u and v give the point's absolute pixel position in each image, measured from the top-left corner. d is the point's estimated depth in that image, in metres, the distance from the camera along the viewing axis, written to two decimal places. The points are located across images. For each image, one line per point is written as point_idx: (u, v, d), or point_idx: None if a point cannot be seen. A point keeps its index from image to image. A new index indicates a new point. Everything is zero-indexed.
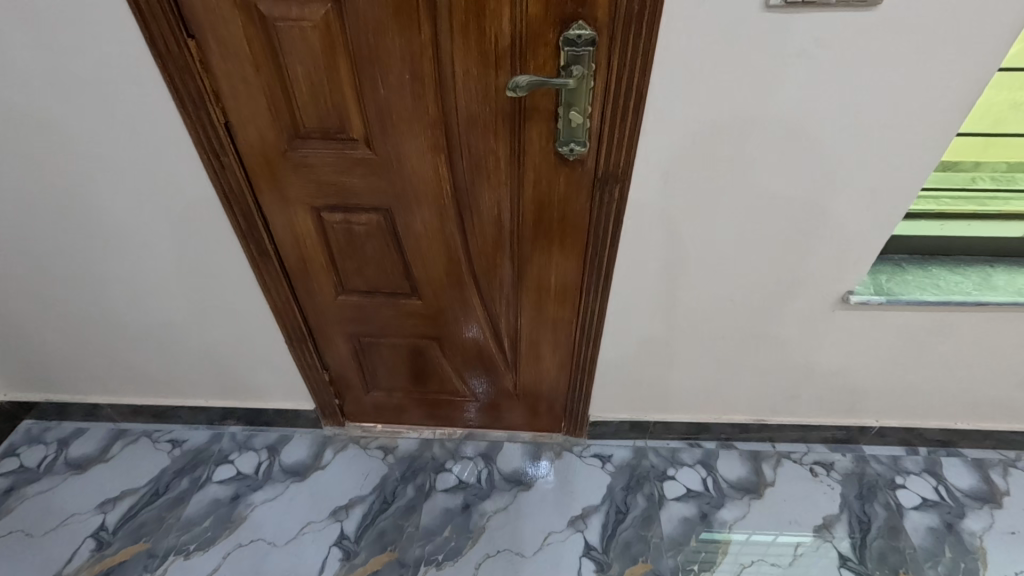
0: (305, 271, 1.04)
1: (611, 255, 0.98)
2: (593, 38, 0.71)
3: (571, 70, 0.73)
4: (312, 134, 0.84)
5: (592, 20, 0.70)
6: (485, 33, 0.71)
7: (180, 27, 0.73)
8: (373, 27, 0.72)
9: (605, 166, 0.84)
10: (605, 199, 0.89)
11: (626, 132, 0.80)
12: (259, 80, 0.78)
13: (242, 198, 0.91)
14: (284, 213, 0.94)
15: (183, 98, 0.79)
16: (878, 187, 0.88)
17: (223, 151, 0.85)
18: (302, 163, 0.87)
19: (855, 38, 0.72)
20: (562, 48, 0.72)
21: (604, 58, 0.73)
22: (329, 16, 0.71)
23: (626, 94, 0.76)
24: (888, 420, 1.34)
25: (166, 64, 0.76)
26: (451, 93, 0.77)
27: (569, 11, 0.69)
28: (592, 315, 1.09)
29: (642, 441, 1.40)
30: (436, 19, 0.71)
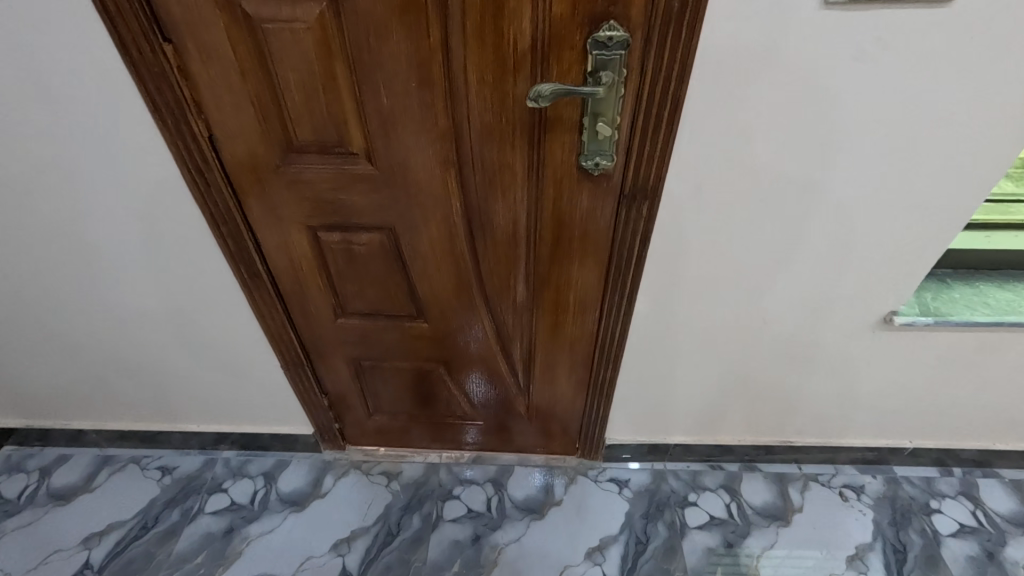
0: (301, 294, 0.96)
1: (636, 275, 0.89)
2: (626, 41, 0.62)
3: (600, 76, 0.64)
4: (306, 150, 0.75)
5: (626, 20, 0.61)
6: (503, 35, 0.63)
7: (154, 30, 0.64)
8: (374, 31, 0.63)
9: (634, 182, 0.76)
10: (631, 217, 0.80)
11: (659, 145, 0.72)
12: (246, 90, 0.69)
13: (230, 219, 0.83)
14: (277, 234, 0.86)
15: (160, 109, 0.71)
16: (933, 202, 0.80)
17: (208, 168, 0.77)
18: (297, 181, 0.78)
19: (923, 39, 0.64)
20: (589, 52, 0.63)
21: (637, 63, 0.65)
22: (324, 18, 0.62)
23: (660, 103, 0.67)
24: (922, 441, 1.27)
25: (140, 72, 0.67)
26: (463, 104, 0.69)
27: (599, 10, 0.60)
28: (612, 337, 1.01)
29: (660, 464, 1.32)
30: (446, 20, 0.62)
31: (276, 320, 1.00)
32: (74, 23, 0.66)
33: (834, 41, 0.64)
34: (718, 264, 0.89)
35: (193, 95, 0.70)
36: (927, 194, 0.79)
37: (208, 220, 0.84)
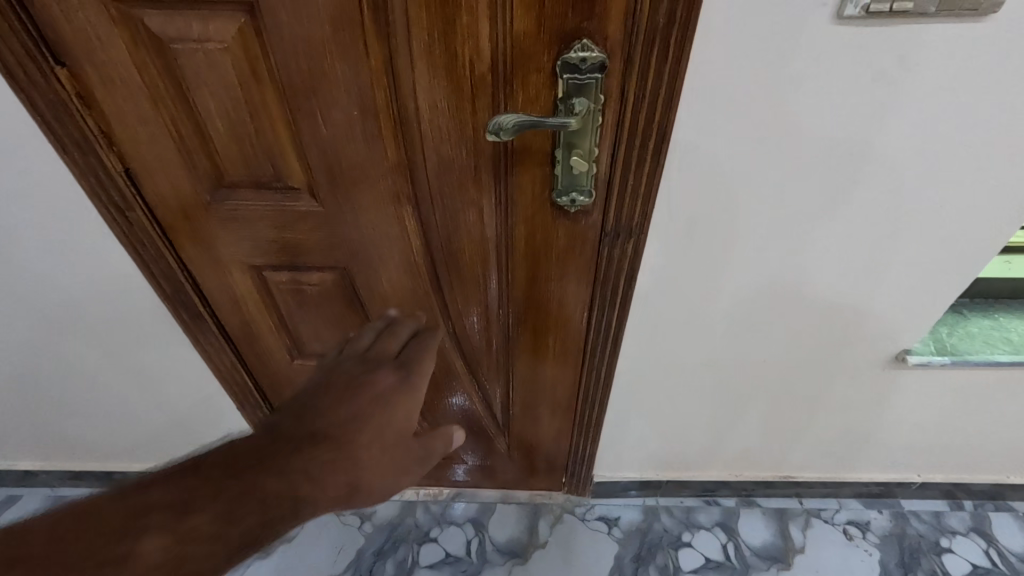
0: (251, 335, 0.86)
1: (621, 315, 0.80)
2: (603, 63, 0.52)
3: (574, 103, 0.54)
4: (239, 182, 0.65)
5: (603, 38, 0.51)
6: (456, 56, 0.53)
7: (44, 53, 0.54)
8: (304, 50, 0.53)
9: (616, 218, 0.66)
10: (615, 254, 0.71)
11: (643, 179, 0.62)
12: (161, 118, 0.59)
13: (162, 258, 0.73)
14: (216, 274, 0.76)
15: (64, 141, 0.61)
16: (950, 236, 0.72)
17: (128, 205, 0.67)
18: (233, 218, 0.68)
19: (951, 60, 0.55)
20: (560, 76, 0.53)
21: (617, 88, 0.55)
22: (242, 36, 0.52)
23: (644, 133, 0.58)
24: (931, 475, 1.19)
25: (33, 100, 0.57)
26: (416, 132, 0.59)
27: (570, 27, 0.51)
28: (598, 376, 0.92)
29: (653, 500, 1.24)
30: (389, 37, 0.52)
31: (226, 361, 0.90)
32: None
33: (847, 60, 0.55)
34: (711, 297, 0.81)
35: (100, 126, 0.59)
36: (944, 227, 0.71)
37: (137, 260, 0.74)
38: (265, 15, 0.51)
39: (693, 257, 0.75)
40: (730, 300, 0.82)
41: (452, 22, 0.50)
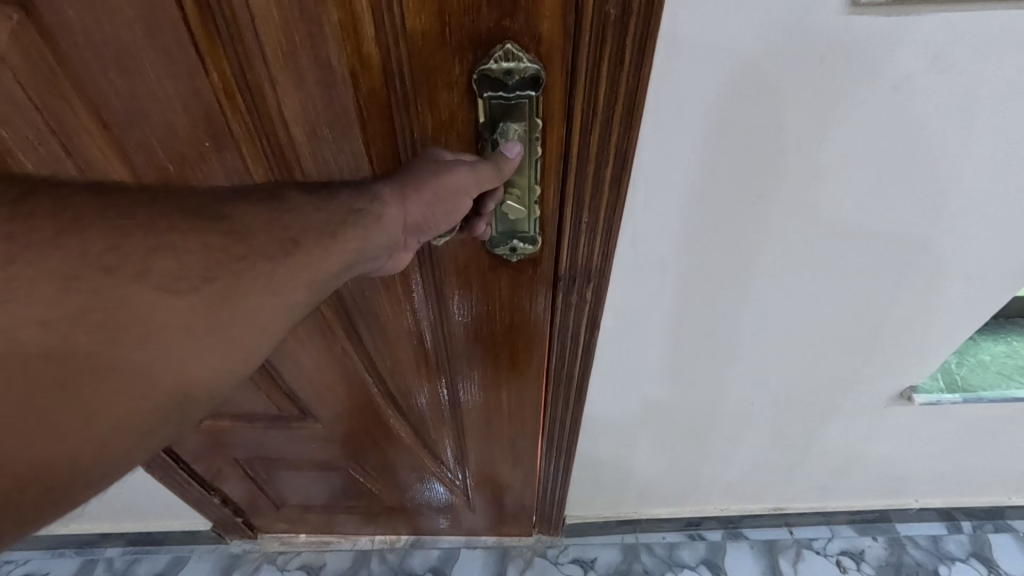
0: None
1: (585, 365, 0.68)
2: (537, 75, 0.38)
3: (500, 131, 0.40)
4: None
5: (534, 42, 0.37)
6: (331, 67, 0.38)
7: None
8: (108, 63, 0.37)
9: (570, 263, 0.53)
10: (572, 301, 0.58)
11: (599, 216, 0.49)
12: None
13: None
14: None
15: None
16: (964, 263, 0.62)
17: None
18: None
19: (995, 62, 0.43)
20: (479, 96, 0.39)
21: (559, 108, 0.41)
22: (18, 46, 0.37)
23: (599, 162, 0.44)
24: (929, 498, 1.11)
25: None
26: (298, 166, 0.45)
27: (487, 28, 0.36)
28: (562, 426, 0.80)
29: (632, 536, 1.12)
30: (236, 45, 0.37)
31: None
32: None
33: (858, 61, 0.43)
34: (687, 330, 0.70)
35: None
36: (956, 254, 0.61)
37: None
38: (44, 19, 0.35)
39: (665, 291, 0.65)
40: (709, 332, 0.71)
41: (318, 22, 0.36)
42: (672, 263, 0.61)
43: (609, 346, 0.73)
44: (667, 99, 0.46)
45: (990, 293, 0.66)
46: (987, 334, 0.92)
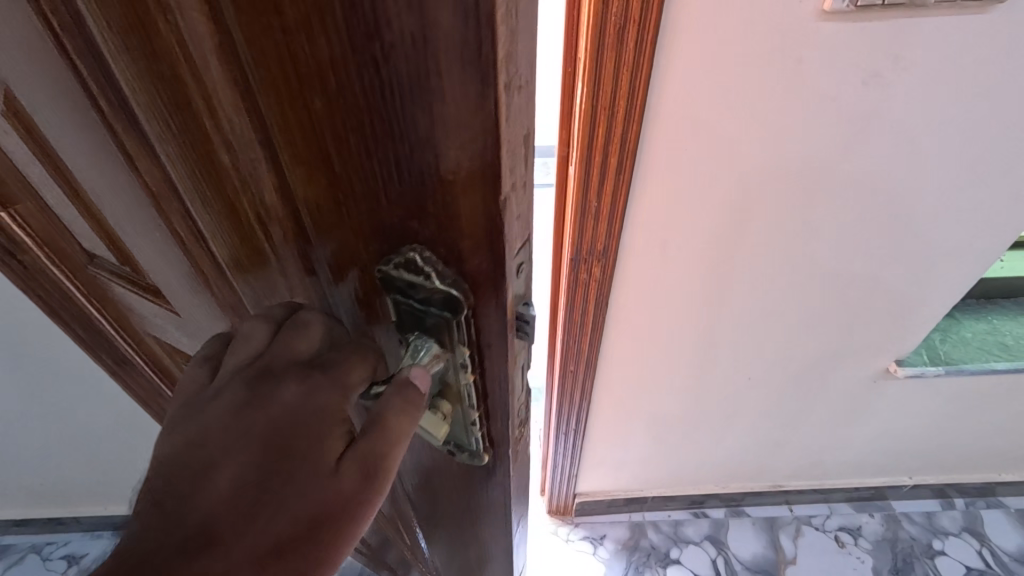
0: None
1: (595, 339, 0.75)
2: (454, 300, 0.24)
3: (412, 345, 0.26)
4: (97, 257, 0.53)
5: (453, 255, 0.23)
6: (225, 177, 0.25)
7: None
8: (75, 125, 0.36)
9: (582, 241, 0.60)
10: (584, 278, 0.65)
11: (607, 199, 0.56)
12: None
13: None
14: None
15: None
16: (934, 240, 0.67)
17: None
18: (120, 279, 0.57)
19: (947, 57, 0.48)
20: (385, 294, 0.25)
21: (503, 336, 0.27)
22: None
23: (604, 152, 0.52)
24: (921, 475, 1.17)
25: None
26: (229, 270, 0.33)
27: (387, 224, 0.23)
28: (573, 397, 0.87)
29: (639, 515, 1.19)
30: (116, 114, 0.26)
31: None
32: None
33: (835, 61, 0.48)
34: (688, 316, 0.76)
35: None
36: (929, 234, 0.67)
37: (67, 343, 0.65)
38: None
39: (668, 280, 0.70)
40: (708, 316, 0.76)
41: (196, 158, 0.26)
42: (677, 255, 0.66)
43: (618, 336, 0.78)
44: (664, 104, 0.51)
45: (964, 267, 0.72)
46: (967, 313, 0.98)
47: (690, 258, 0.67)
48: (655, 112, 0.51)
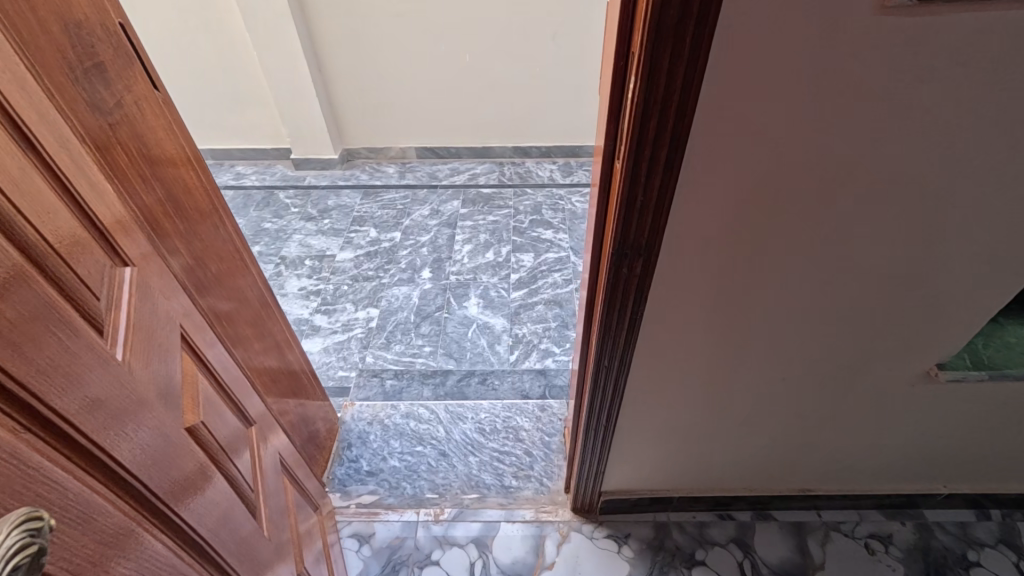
0: (234, 334, 0.90)
1: (633, 333, 0.74)
2: None
3: None
4: (126, 283, 0.54)
5: None
6: None
7: (75, 88, 0.57)
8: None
9: (625, 237, 0.60)
10: (624, 274, 0.65)
11: (653, 195, 0.56)
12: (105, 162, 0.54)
13: (212, 229, 0.85)
14: (215, 233, 0.85)
15: (145, 173, 0.69)
16: (981, 240, 0.66)
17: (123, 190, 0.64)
18: (155, 287, 0.59)
19: (1008, 53, 0.47)
20: None
21: None
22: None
23: (653, 145, 0.52)
24: (958, 485, 1.14)
25: (70, 76, 0.56)
26: None
27: None
28: (606, 394, 0.87)
29: (664, 514, 1.19)
30: None
31: (260, 346, 1.00)
32: (129, 53, 0.66)
33: (891, 56, 0.47)
34: (724, 316, 0.75)
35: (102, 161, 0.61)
36: (977, 235, 0.65)
37: None
38: None
39: (706, 279, 0.69)
40: (745, 315, 0.76)
41: None
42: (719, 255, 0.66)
43: (655, 336, 0.78)
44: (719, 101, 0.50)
45: (1013, 270, 0.70)
46: (1011, 318, 0.96)
47: (730, 257, 0.67)
48: (705, 112, 0.51)
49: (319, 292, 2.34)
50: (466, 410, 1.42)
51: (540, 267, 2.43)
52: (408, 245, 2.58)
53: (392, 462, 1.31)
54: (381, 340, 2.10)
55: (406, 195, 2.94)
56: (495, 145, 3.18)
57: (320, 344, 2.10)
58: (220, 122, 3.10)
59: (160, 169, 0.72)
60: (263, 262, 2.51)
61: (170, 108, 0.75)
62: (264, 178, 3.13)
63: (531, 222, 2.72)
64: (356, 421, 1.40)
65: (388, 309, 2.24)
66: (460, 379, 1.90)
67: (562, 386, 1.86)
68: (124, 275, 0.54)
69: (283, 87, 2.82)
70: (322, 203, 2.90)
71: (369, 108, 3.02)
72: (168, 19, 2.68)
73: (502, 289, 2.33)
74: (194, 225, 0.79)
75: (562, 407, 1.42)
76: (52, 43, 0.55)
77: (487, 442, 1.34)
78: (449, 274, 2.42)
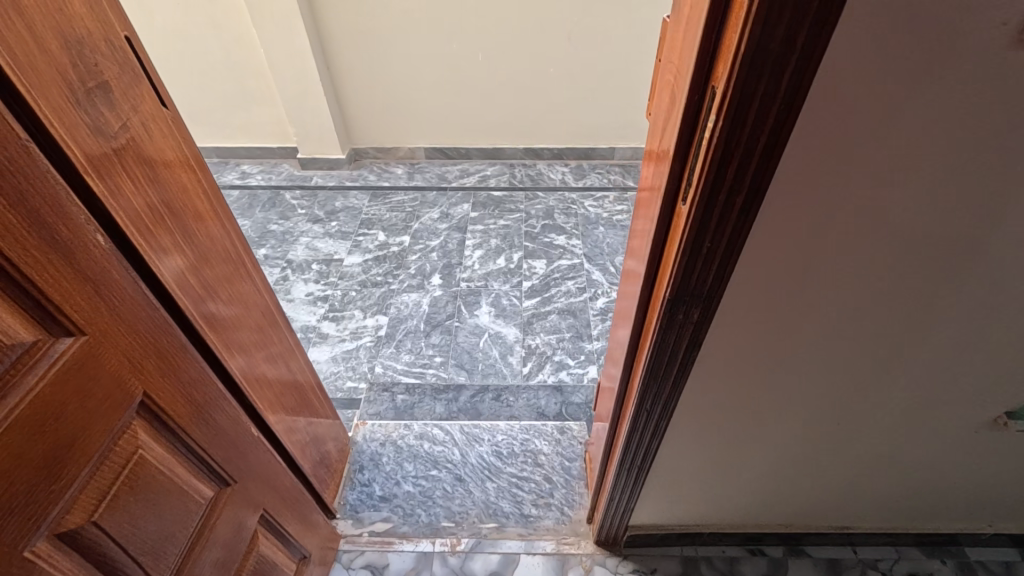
0: (241, 361, 0.84)
1: (679, 381, 0.68)
2: None
3: None
4: (51, 358, 0.46)
5: None
6: None
7: (77, 113, 0.51)
8: None
9: (684, 285, 0.54)
10: (678, 321, 0.59)
11: (721, 244, 0.50)
12: (83, 221, 0.48)
13: (220, 253, 0.80)
14: (223, 257, 0.80)
15: (150, 196, 0.62)
16: None
17: (127, 220, 0.57)
18: (118, 349, 0.53)
19: None
20: None
21: None
22: None
23: (728, 191, 0.45)
24: (1004, 524, 1.09)
25: (74, 100, 0.51)
26: None
27: None
28: (644, 436, 0.81)
29: (692, 549, 1.14)
30: None
31: (270, 370, 0.96)
32: (137, 73, 0.60)
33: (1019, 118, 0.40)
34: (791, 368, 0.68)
35: (106, 193, 0.54)
36: None
37: None
38: None
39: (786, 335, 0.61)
40: (815, 366, 0.68)
41: None
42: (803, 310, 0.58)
43: (711, 384, 0.70)
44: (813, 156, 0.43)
45: None
46: None
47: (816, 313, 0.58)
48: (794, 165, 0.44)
49: (326, 298, 2.28)
50: (482, 432, 1.37)
51: (553, 275, 2.37)
52: (417, 249, 2.52)
53: (406, 487, 1.25)
54: (390, 349, 2.05)
55: (415, 197, 2.87)
56: (505, 146, 3.12)
57: (327, 352, 2.05)
58: (225, 120, 3.04)
59: (168, 194, 0.66)
60: (269, 266, 2.45)
61: (177, 126, 0.69)
62: (270, 178, 3.07)
63: (543, 226, 2.66)
64: (368, 442, 1.35)
65: (397, 317, 2.19)
66: (474, 395, 1.83)
67: (579, 403, 1.80)
68: (52, 351, 0.47)
69: (290, 84, 2.76)
70: (328, 204, 2.84)
71: (377, 107, 2.95)
72: (171, 15, 2.61)
73: (514, 297, 2.27)
74: (200, 249, 0.73)
75: (582, 430, 1.37)
76: (54, 65, 0.49)
77: (505, 467, 1.29)
78: (460, 281, 2.35)
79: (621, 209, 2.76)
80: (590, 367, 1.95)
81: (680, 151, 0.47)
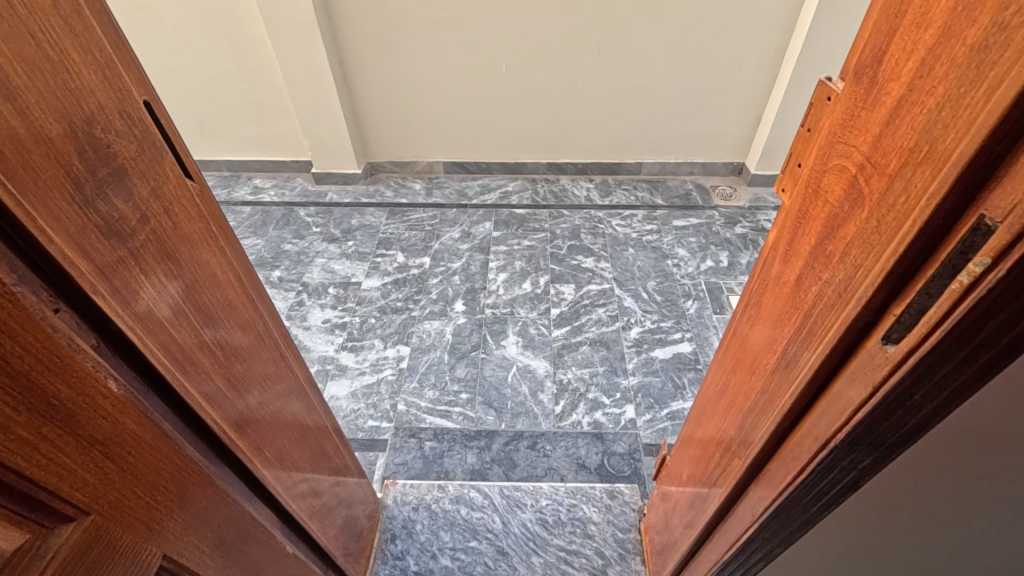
0: (275, 458, 0.72)
1: (811, 519, 0.56)
2: None
3: None
4: (43, 561, 0.34)
5: None
6: None
7: (85, 213, 0.39)
8: None
9: (866, 436, 0.42)
10: (842, 466, 0.47)
11: (935, 401, 0.38)
12: (89, 371, 0.36)
13: (253, 336, 0.68)
14: (257, 341, 0.68)
15: (174, 295, 0.50)
16: None
17: (147, 332, 0.46)
18: (132, 517, 0.41)
19: None
20: None
21: None
22: None
23: (975, 348, 0.33)
24: None
25: (81, 197, 0.39)
26: None
27: None
28: (747, 558, 0.69)
29: None
30: None
31: (303, 456, 0.84)
32: (157, 145, 0.48)
33: None
34: (973, 535, 0.53)
35: (120, 305, 0.43)
36: None
37: None
38: None
39: (976, 501, 0.48)
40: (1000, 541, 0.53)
41: None
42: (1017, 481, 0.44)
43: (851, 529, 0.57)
44: None
45: None
46: None
47: None
48: None
49: (344, 326, 2.17)
50: (523, 495, 1.25)
51: (583, 302, 2.24)
52: (439, 272, 2.41)
53: (443, 562, 1.14)
54: (413, 384, 1.93)
55: (434, 215, 2.75)
56: (527, 161, 3.00)
57: (347, 387, 1.93)
58: (237, 132, 2.93)
59: (195, 285, 0.54)
60: (283, 290, 2.34)
61: (205, 198, 0.57)
62: (283, 193, 2.96)
63: (570, 248, 2.54)
64: (399, 507, 1.23)
65: (419, 347, 2.07)
66: (508, 443, 1.72)
67: (621, 454, 1.68)
68: (46, 549, 0.35)
69: (305, 97, 2.65)
70: (344, 222, 2.72)
71: (395, 120, 2.84)
72: (183, 24, 2.49)
73: (542, 326, 2.14)
74: (230, 339, 0.61)
75: (634, 494, 1.25)
76: (55, 156, 0.37)
77: (551, 539, 1.17)
78: (484, 308, 2.23)
79: (651, 229, 2.63)
80: (627, 407, 1.83)
81: (899, 284, 0.36)
